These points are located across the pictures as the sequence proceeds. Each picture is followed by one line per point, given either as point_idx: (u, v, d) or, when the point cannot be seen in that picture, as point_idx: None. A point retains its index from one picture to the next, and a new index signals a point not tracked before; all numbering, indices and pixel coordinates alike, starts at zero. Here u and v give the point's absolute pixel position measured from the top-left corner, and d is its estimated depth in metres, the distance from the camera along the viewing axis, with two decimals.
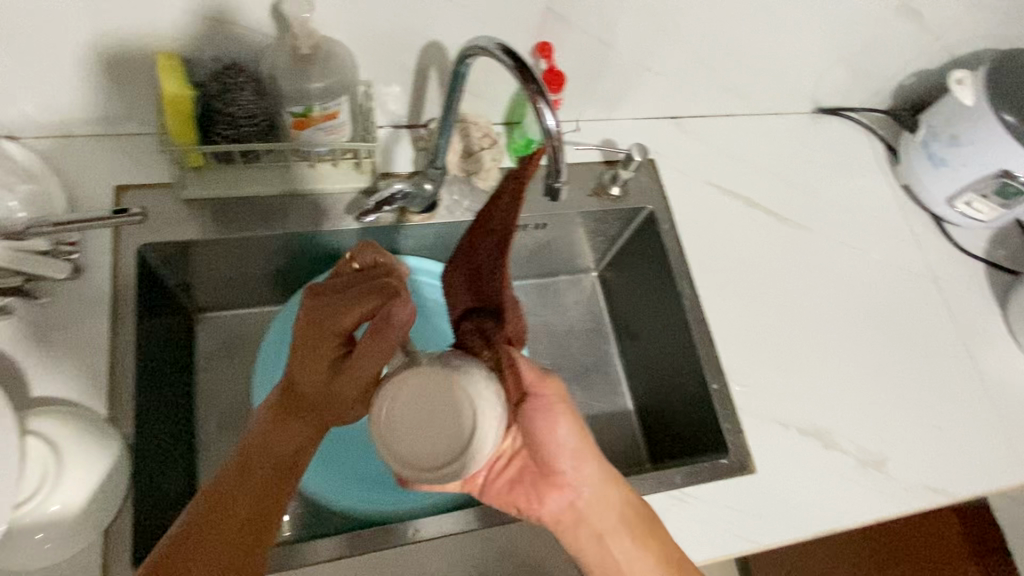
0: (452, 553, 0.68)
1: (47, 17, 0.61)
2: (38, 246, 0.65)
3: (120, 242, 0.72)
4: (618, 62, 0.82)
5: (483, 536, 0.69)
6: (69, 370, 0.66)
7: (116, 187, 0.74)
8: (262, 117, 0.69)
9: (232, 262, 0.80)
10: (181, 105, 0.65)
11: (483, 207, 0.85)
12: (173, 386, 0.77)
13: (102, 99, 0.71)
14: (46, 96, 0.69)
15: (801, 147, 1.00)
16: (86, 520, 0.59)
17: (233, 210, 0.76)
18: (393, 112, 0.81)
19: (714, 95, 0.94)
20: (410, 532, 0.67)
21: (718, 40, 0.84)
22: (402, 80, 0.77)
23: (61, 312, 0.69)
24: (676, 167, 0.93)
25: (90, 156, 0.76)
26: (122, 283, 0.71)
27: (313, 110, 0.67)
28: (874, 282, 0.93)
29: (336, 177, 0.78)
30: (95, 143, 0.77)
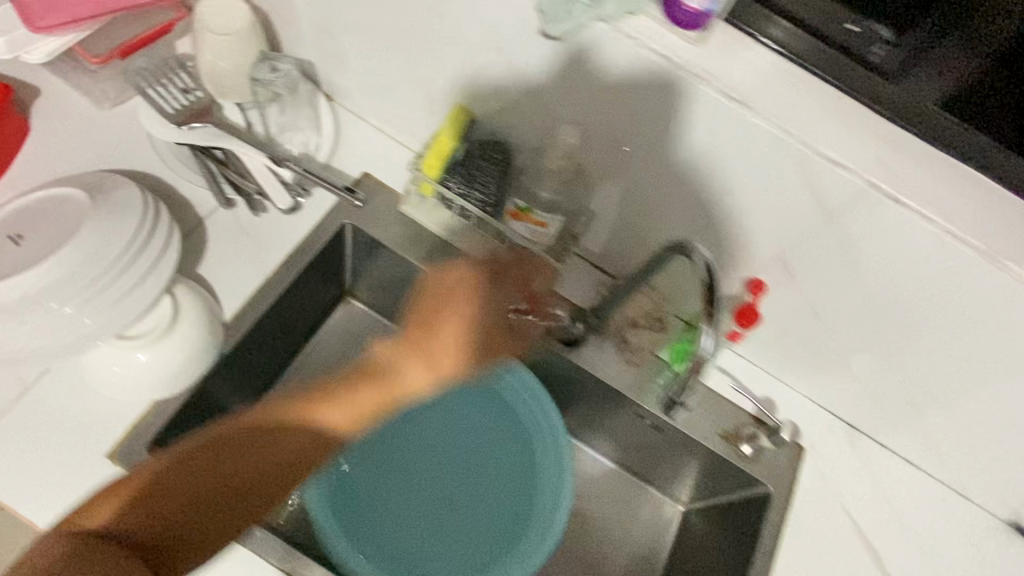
0: None
1: (395, 25, 0.72)
2: (284, 175, 0.78)
3: (333, 211, 0.82)
4: (824, 344, 0.77)
5: None
6: (228, 274, 0.75)
7: (364, 171, 0.86)
8: (492, 193, 0.76)
9: (394, 279, 0.88)
10: (442, 147, 0.75)
11: (617, 375, 0.84)
12: (281, 334, 0.87)
13: (396, 101, 0.83)
14: (352, 65, 0.81)
15: (978, 550, 0.83)
16: (150, 382, 0.67)
17: (421, 241, 0.84)
18: (601, 251, 0.85)
19: (906, 435, 0.84)
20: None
21: (937, 391, 0.76)
22: (621, 232, 0.81)
23: (252, 224, 0.79)
24: (822, 472, 0.84)
25: (360, 126, 0.88)
26: (316, 235, 0.80)
27: (531, 212, 0.74)
28: None
29: None
30: (364, 120, 0.89)
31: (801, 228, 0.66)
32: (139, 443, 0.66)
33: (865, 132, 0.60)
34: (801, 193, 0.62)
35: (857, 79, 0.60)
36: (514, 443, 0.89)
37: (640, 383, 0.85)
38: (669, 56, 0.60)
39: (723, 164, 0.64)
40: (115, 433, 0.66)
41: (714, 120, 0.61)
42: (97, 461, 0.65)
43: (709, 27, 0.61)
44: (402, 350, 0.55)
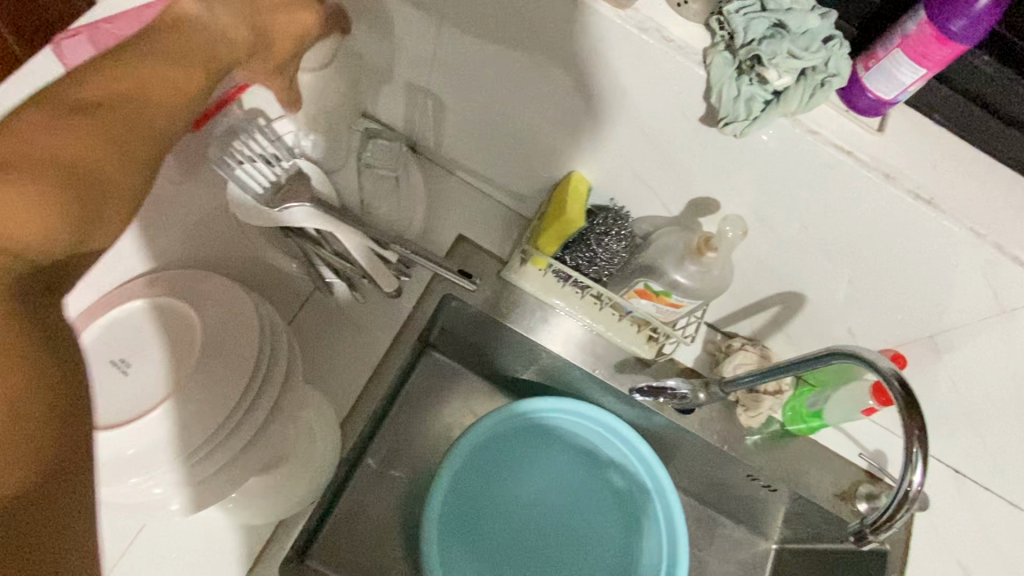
0: None
1: (511, 94, 0.66)
2: (388, 256, 0.71)
3: (432, 286, 0.75)
4: (951, 409, 0.76)
5: None
6: (336, 363, 0.71)
7: (458, 235, 0.79)
8: (613, 265, 0.72)
9: (490, 339, 0.85)
10: (564, 225, 0.69)
11: (730, 436, 0.82)
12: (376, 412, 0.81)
13: (494, 158, 0.77)
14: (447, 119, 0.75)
15: None
16: (276, 505, 0.63)
17: (525, 306, 0.79)
18: (713, 311, 0.81)
19: (1017, 483, 0.84)
20: None
21: None
22: (741, 297, 0.77)
23: (354, 307, 0.74)
24: (933, 524, 0.83)
25: (448, 179, 0.82)
26: (421, 313, 0.75)
27: (669, 295, 0.67)
28: None
29: (628, 335, 0.79)
30: (452, 172, 0.82)
31: (958, 315, 0.63)
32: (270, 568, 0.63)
33: None
34: (972, 287, 0.59)
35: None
36: (616, 521, 0.88)
37: (752, 444, 0.82)
38: (851, 150, 0.54)
39: (887, 254, 0.61)
40: (246, 558, 0.63)
41: (890, 216, 0.57)
42: None
43: (887, 115, 0.56)
44: (220, 42, 0.46)
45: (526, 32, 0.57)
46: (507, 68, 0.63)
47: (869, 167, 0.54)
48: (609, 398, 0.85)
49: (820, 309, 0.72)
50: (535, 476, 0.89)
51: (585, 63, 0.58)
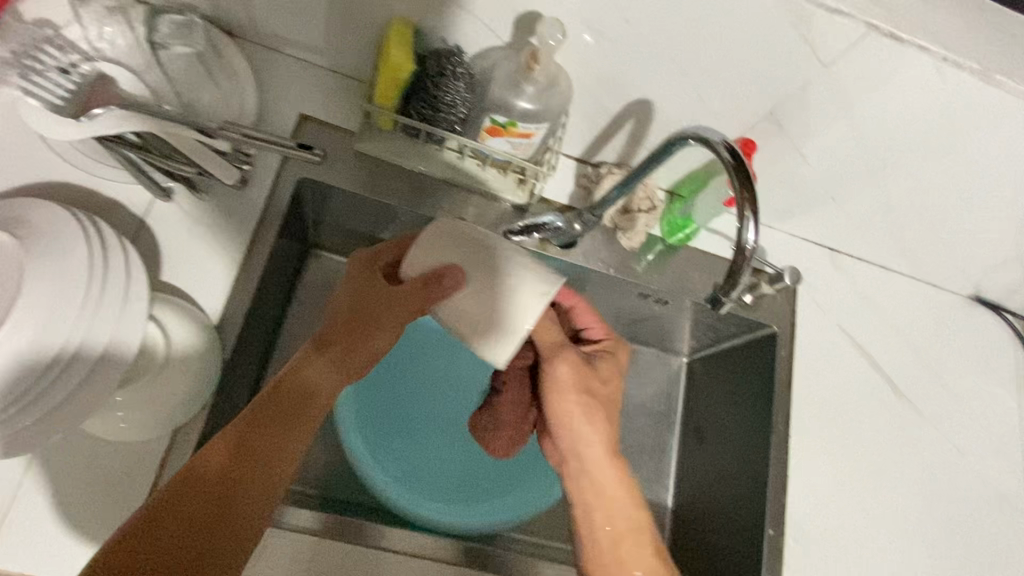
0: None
1: None
2: (219, 146, 0.66)
3: (284, 170, 0.73)
4: (808, 186, 0.79)
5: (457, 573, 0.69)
6: (201, 267, 0.68)
7: (301, 115, 0.75)
8: (461, 110, 0.69)
9: (367, 220, 0.82)
10: (398, 74, 0.65)
11: (616, 262, 0.84)
12: (261, 315, 0.76)
13: (314, 24, 0.71)
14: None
15: (945, 326, 0.94)
16: (163, 414, 0.61)
17: (388, 177, 0.77)
18: (575, 141, 0.80)
19: (883, 247, 0.90)
20: (377, 536, 0.67)
21: (914, 204, 0.80)
22: (597, 119, 0.76)
23: (204, 211, 0.70)
24: (815, 301, 0.89)
25: (276, 61, 0.76)
26: (276, 204, 0.72)
27: (516, 126, 0.66)
28: (967, 494, 0.88)
29: (497, 184, 0.78)
30: (278, 52, 0.76)
31: (789, 83, 0.64)
32: (177, 473, 0.61)
33: None
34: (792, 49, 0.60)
35: None
36: None
37: (639, 264, 0.85)
38: None
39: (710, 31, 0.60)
40: (148, 472, 0.62)
41: None
42: (137, 506, 0.60)
43: None
44: None
45: None
46: None
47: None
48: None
49: (670, 112, 0.72)
50: (445, 354, 0.90)
51: None
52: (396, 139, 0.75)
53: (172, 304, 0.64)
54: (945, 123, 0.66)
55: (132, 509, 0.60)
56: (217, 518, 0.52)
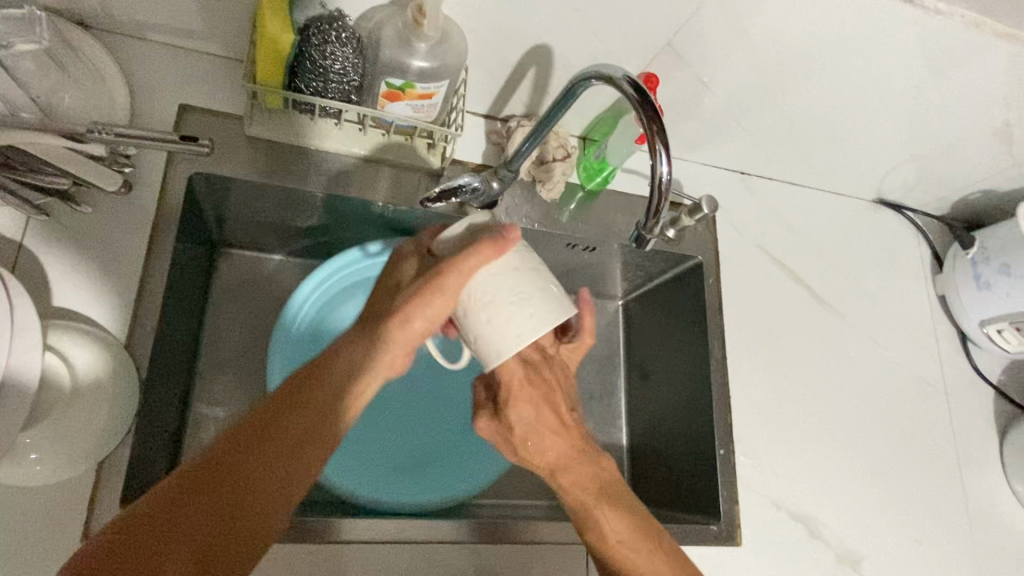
0: (401, 562, 0.66)
1: None
2: (93, 151, 0.60)
3: (172, 166, 0.68)
4: (713, 114, 0.80)
5: (429, 551, 0.67)
6: (98, 284, 0.63)
7: (179, 106, 0.69)
8: (352, 76, 0.65)
9: (274, 209, 0.77)
10: (276, 47, 0.60)
11: (539, 215, 0.83)
12: (177, 324, 0.71)
13: (176, 4, 0.65)
14: None
15: (853, 232, 1.00)
16: (80, 450, 0.56)
17: (288, 159, 0.73)
18: (480, 98, 0.78)
19: (789, 164, 0.93)
20: (338, 532, 0.65)
21: (813, 119, 0.83)
22: (498, 72, 0.73)
23: (90, 223, 0.64)
24: (734, 226, 0.92)
25: (142, 49, 0.70)
26: (169, 205, 0.67)
27: (413, 87, 0.63)
28: (891, 384, 0.94)
29: (405, 151, 0.75)
30: (143, 40, 0.70)
31: (681, 12, 0.64)
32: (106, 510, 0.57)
33: None
34: None
35: None
36: None
37: (562, 213, 0.84)
38: None
39: None
40: (77, 517, 0.56)
41: None
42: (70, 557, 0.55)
43: None
44: None
45: None
46: None
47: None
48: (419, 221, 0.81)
49: (570, 56, 0.71)
50: None
51: None
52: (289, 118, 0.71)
53: (68, 333, 0.59)
54: (830, 36, 0.68)
55: (63, 554, 0.55)
56: (232, 486, 0.47)
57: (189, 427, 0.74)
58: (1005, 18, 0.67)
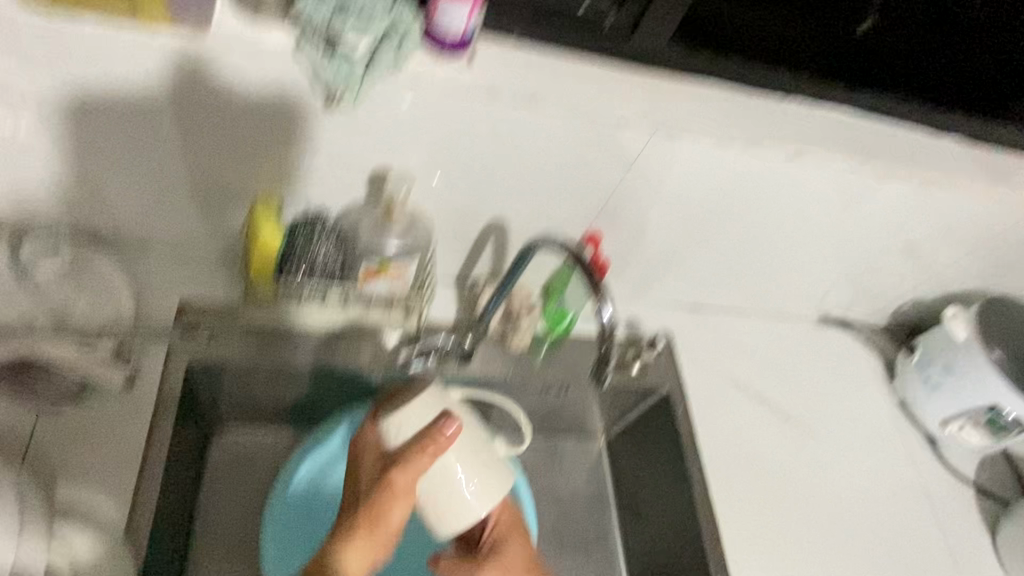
0: None
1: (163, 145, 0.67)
2: (105, 349, 0.68)
3: (172, 355, 0.74)
4: (656, 259, 0.91)
5: None
6: (99, 473, 0.66)
7: (180, 300, 0.78)
8: (337, 265, 0.74)
9: (266, 385, 0.83)
10: (268, 245, 0.71)
11: (512, 365, 0.90)
12: (172, 509, 0.74)
13: (181, 216, 0.76)
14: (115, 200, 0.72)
15: (805, 350, 1.08)
16: None
17: (278, 338, 0.80)
18: (449, 267, 0.87)
19: (734, 295, 1.03)
20: None
21: (745, 256, 0.94)
22: (463, 244, 0.84)
23: (96, 415, 0.69)
24: (694, 357, 0.99)
25: (148, 253, 0.79)
26: (168, 391, 0.72)
27: (388, 265, 0.73)
28: (871, 493, 0.97)
29: (386, 322, 0.82)
30: (149, 246, 0.80)
31: (611, 184, 0.77)
32: None
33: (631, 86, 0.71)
34: (603, 157, 0.72)
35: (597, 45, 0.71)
36: None
37: (532, 360, 0.91)
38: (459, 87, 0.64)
39: (534, 156, 0.71)
40: None
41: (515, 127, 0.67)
42: None
43: (473, 46, 0.66)
44: None
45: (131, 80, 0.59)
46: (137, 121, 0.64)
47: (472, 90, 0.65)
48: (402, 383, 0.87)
49: (523, 226, 0.82)
50: None
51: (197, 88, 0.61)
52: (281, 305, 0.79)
53: (71, 526, 0.61)
54: (739, 189, 0.80)
55: None
56: None
57: None
58: (877, 162, 0.80)
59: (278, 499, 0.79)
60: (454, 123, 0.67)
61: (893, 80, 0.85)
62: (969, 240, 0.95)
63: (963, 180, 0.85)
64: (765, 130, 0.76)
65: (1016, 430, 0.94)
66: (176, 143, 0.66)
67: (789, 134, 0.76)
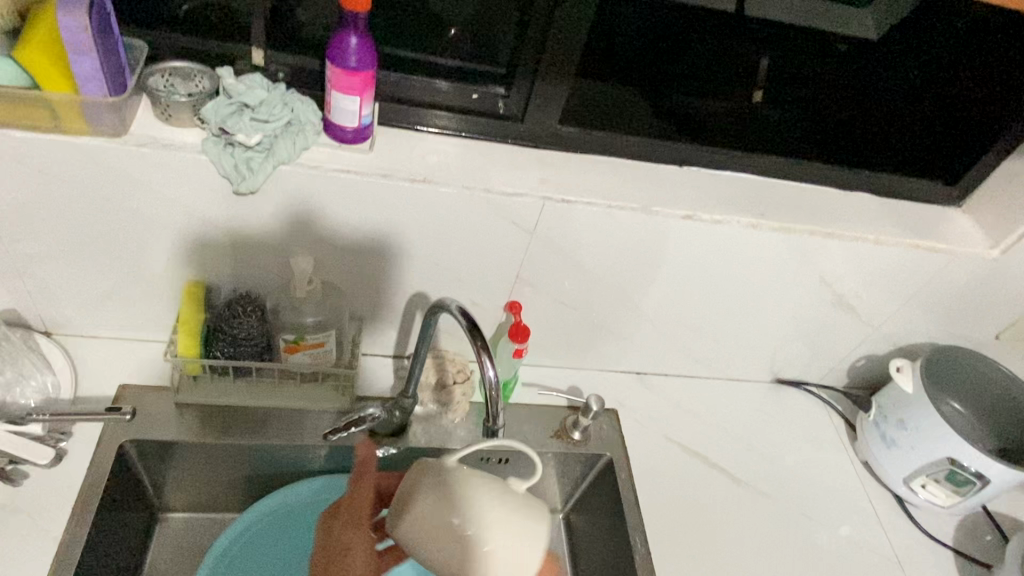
0: None
1: (96, 241, 0.74)
2: (34, 431, 0.74)
3: (105, 437, 0.78)
4: (585, 325, 0.93)
5: None
6: (18, 554, 0.68)
7: (119, 385, 0.82)
8: (260, 340, 0.78)
9: (204, 466, 0.85)
10: (189, 324, 0.76)
11: (449, 436, 0.91)
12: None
13: (120, 305, 0.82)
14: (61, 294, 0.79)
15: (759, 412, 1.06)
16: None
17: (213, 418, 0.83)
18: (382, 342, 0.91)
19: (676, 359, 1.03)
20: None
21: (676, 318, 0.95)
22: (391, 318, 0.87)
23: (25, 497, 0.72)
24: (639, 423, 0.99)
25: (93, 345, 0.85)
26: (96, 472, 0.74)
27: (305, 337, 0.77)
28: (837, 558, 0.92)
29: (319, 395, 0.86)
30: (95, 337, 0.86)
31: (520, 253, 0.81)
32: None
33: (525, 164, 0.78)
34: (503, 228, 0.77)
35: (490, 130, 0.79)
36: None
37: (471, 432, 0.92)
38: (351, 170, 0.70)
39: (437, 230, 0.76)
40: None
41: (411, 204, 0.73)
42: None
43: (372, 136, 0.73)
44: None
45: (60, 183, 0.68)
46: (70, 220, 0.71)
47: (367, 174, 0.70)
48: (337, 453, 0.88)
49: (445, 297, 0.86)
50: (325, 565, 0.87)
51: (119, 187, 0.69)
52: (214, 381, 0.83)
53: None
54: (648, 252, 0.83)
55: None
56: None
57: None
58: (778, 218, 0.84)
59: (233, 538, 0.82)
60: (357, 205, 0.72)
61: (792, 145, 0.90)
62: (900, 292, 0.95)
63: (871, 231, 0.87)
64: (660, 195, 0.80)
65: (978, 484, 0.90)
66: (108, 238, 0.74)
67: (683, 199, 0.81)
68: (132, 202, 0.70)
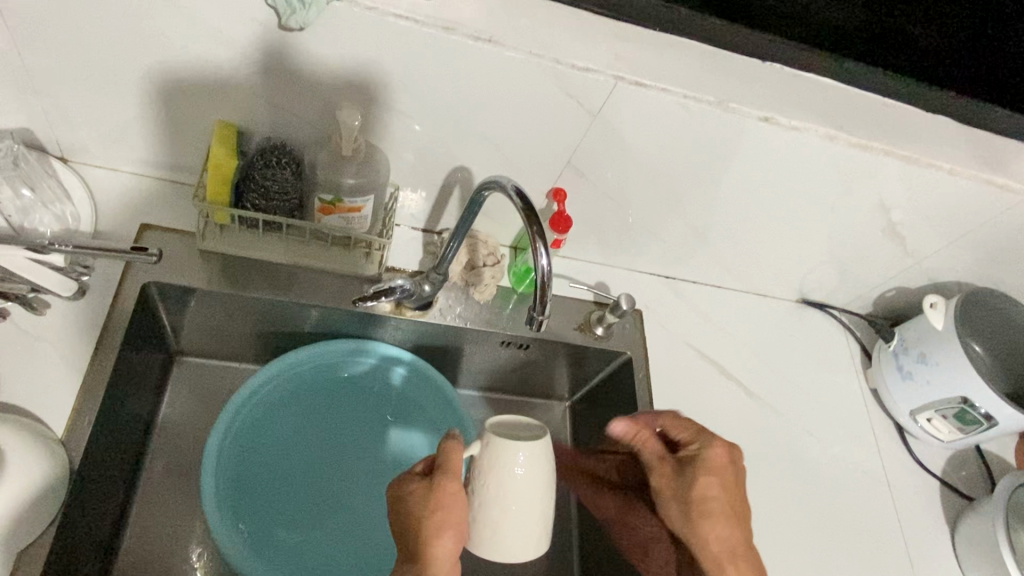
0: None
1: (122, 68, 0.68)
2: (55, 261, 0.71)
3: (128, 275, 0.75)
4: (626, 221, 0.89)
5: None
6: (44, 382, 0.68)
7: (141, 225, 0.78)
8: (293, 196, 0.74)
9: (223, 317, 0.84)
10: (221, 169, 0.70)
11: (473, 317, 0.89)
12: (120, 424, 0.75)
13: (143, 140, 0.77)
14: (80, 119, 0.74)
15: (780, 329, 1.06)
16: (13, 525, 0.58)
17: (238, 270, 0.80)
18: (414, 214, 0.87)
19: (708, 267, 1.01)
20: None
21: (720, 226, 0.92)
22: (428, 189, 0.83)
23: (47, 327, 0.71)
24: (662, 326, 0.99)
25: (113, 179, 0.81)
26: (119, 311, 0.73)
27: (342, 201, 0.72)
28: (830, 475, 0.95)
29: (347, 261, 0.83)
30: (115, 172, 0.81)
31: (577, 137, 0.75)
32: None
33: (598, 35, 0.70)
34: (565, 106, 0.71)
35: None
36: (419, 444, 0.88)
37: (496, 315, 0.90)
38: (411, 17, 0.63)
39: (494, 100, 0.70)
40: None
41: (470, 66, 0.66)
42: None
43: None
44: None
45: None
46: (95, 40, 0.65)
47: (427, 24, 0.63)
48: (360, 321, 0.86)
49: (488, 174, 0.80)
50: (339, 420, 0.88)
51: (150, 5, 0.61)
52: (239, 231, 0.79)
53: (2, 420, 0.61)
54: (711, 152, 0.78)
55: None
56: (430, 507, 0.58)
57: (132, 524, 0.77)
58: (854, 133, 0.78)
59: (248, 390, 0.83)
60: (413, 59, 0.65)
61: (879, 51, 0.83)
62: (955, 228, 0.92)
63: (947, 160, 0.82)
64: (737, 91, 0.74)
65: (986, 425, 0.92)
66: (133, 63, 0.67)
67: (761, 98, 0.74)
68: (162, 24, 0.63)
